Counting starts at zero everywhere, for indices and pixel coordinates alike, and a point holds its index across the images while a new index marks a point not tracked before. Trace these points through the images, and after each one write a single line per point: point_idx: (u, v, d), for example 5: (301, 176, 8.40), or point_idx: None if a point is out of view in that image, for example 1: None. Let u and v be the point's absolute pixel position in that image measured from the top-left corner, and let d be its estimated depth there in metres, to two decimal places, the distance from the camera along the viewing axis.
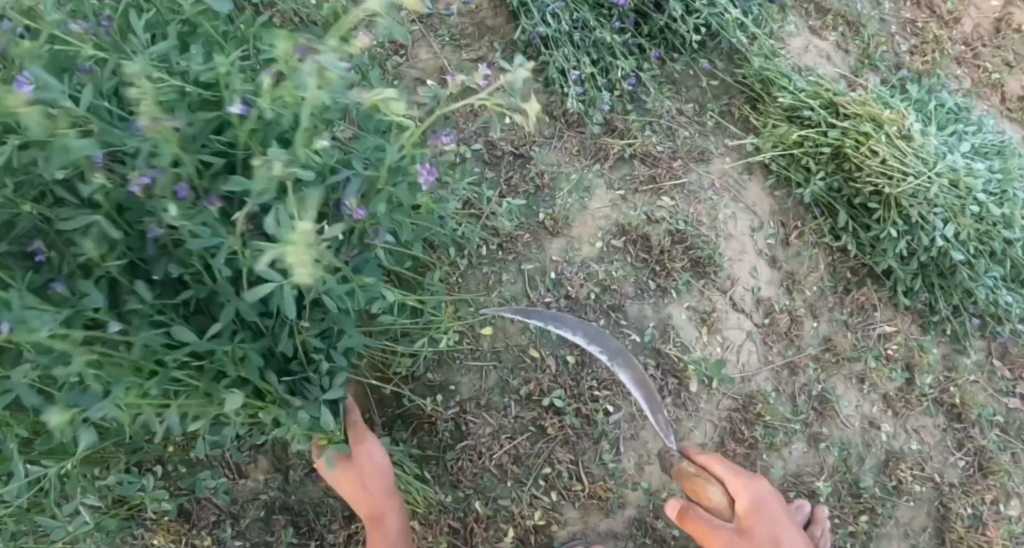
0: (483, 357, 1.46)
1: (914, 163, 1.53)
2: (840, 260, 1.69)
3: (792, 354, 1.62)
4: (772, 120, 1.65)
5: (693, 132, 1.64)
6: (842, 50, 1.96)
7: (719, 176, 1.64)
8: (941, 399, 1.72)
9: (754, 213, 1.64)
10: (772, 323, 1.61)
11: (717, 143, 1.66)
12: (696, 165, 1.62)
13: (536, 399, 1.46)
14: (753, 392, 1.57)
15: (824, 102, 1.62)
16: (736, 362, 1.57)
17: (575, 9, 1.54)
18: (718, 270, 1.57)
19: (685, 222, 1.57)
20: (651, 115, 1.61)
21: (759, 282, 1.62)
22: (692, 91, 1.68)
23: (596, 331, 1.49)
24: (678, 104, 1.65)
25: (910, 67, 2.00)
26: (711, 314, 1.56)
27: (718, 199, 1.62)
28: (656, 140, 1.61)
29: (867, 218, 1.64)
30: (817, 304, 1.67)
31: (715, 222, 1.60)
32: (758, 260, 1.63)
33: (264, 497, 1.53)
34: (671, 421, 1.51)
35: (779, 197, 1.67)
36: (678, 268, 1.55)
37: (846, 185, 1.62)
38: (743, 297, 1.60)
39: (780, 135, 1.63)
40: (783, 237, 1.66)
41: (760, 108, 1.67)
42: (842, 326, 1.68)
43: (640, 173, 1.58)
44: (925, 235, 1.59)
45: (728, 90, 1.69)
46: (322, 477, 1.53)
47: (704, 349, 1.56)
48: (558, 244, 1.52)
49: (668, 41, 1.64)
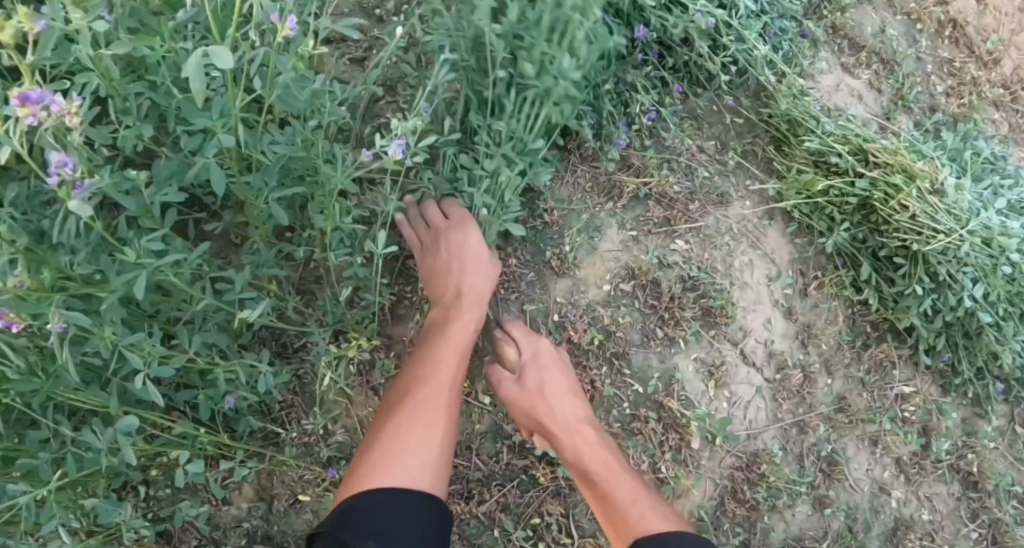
0: (476, 397, 1.38)
1: (945, 220, 1.45)
2: (860, 313, 1.61)
3: (803, 412, 1.54)
4: (797, 165, 1.57)
5: (713, 172, 1.57)
6: (874, 89, 1.86)
7: (738, 222, 1.55)
8: (957, 465, 1.63)
9: (772, 261, 1.56)
10: (783, 379, 1.53)
11: (738, 185, 1.58)
12: (714, 209, 1.54)
13: (528, 447, 1.37)
14: (759, 451, 1.49)
15: (853, 148, 1.54)
16: (743, 419, 1.48)
17: None
18: (729, 322, 1.48)
19: (699, 267, 1.49)
20: (670, 152, 1.54)
21: (773, 335, 1.53)
22: (715, 128, 1.61)
23: (597, 380, 1.41)
24: (700, 141, 1.59)
25: (945, 109, 1.91)
26: (720, 366, 1.46)
27: (735, 245, 1.54)
28: (673, 179, 1.53)
29: (891, 272, 1.56)
30: (833, 359, 1.59)
31: (730, 270, 1.52)
32: (773, 311, 1.55)
33: (245, 525, 1.43)
34: (669, 477, 1.41)
35: (799, 245, 1.59)
36: (688, 316, 1.46)
37: (871, 236, 1.55)
38: (755, 349, 1.51)
39: (803, 183, 1.55)
40: (802, 287, 1.58)
41: (785, 150, 1.59)
42: (858, 385, 1.60)
43: (655, 214, 1.50)
44: (952, 294, 1.51)
45: (752, 128, 1.62)
46: (306, 510, 1.44)
47: (711, 403, 1.46)
48: (563, 284, 1.44)
49: (692, 75, 1.58)
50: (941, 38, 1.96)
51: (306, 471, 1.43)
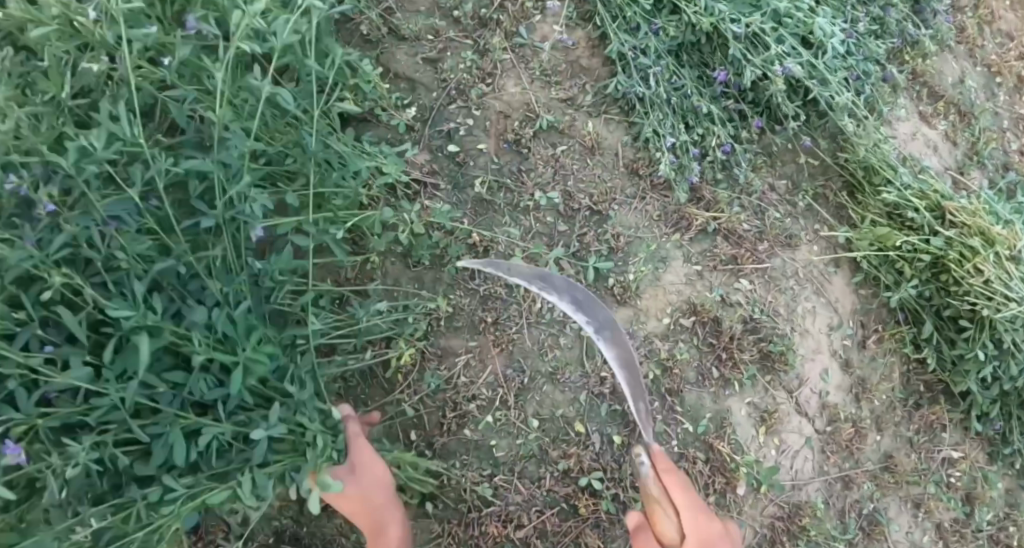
0: (524, 420, 1.34)
1: (1020, 289, 1.42)
2: (916, 371, 1.57)
3: (850, 467, 1.51)
4: (871, 215, 1.52)
5: (784, 213, 1.52)
6: (950, 142, 1.78)
7: (804, 265, 1.51)
8: (998, 536, 1.59)
9: (834, 310, 1.52)
10: (834, 432, 1.50)
11: (808, 229, 1.54)
12: (782, 250, 1.50)
13: (572, 476, 1.34)
14: (802, 502, 1.45)
15: (931, 204, 1.50)
16: (790, 469, 1.45)
17: (675, 74, 1.49)
18: (787, 369, 1.45)
19: (762, 310, 1.45)
20: (742, 190, 1.49)
21: (828, 386, 1.50)
22: (787, 167, 1.56)
23: (649, 415, 1.36)
24: (771, 179, 1.54)
25: (1020, 168, 1.83)
26: (773, 413, 1.43)
27: (800, 290, 1.50)
28: (744, 217, 1.48)
29: (953, 334, 1.52)
30: (884, 417, 1.55)
31: (793, 315, 1.48)
32: (831, 361, 1.51)
33: (275, 524, 1.40)
34: (711, 521, 1.38)
35: (863, 295, 1.55)
36: (746, 359, 1.42)
37: (938, 295, 1.51)
38: (809, 400, 1.48)
39: (877, 234, 1.50)
40: (860, 339, 1.54)
41: (858, 198, 1.55)
42: (906, 445, 1.56)
43: (722, 251, 1.46)
44: (1015, 363, 1.48)
45: (825, 171, 1.57)
46: (338, 515, 1.41)
47: (760, 450, 1.43)
48: (623, 313, 1.40)
49: (771, 111, 1.52)
50: (1020, 94, 1.90)
51: None
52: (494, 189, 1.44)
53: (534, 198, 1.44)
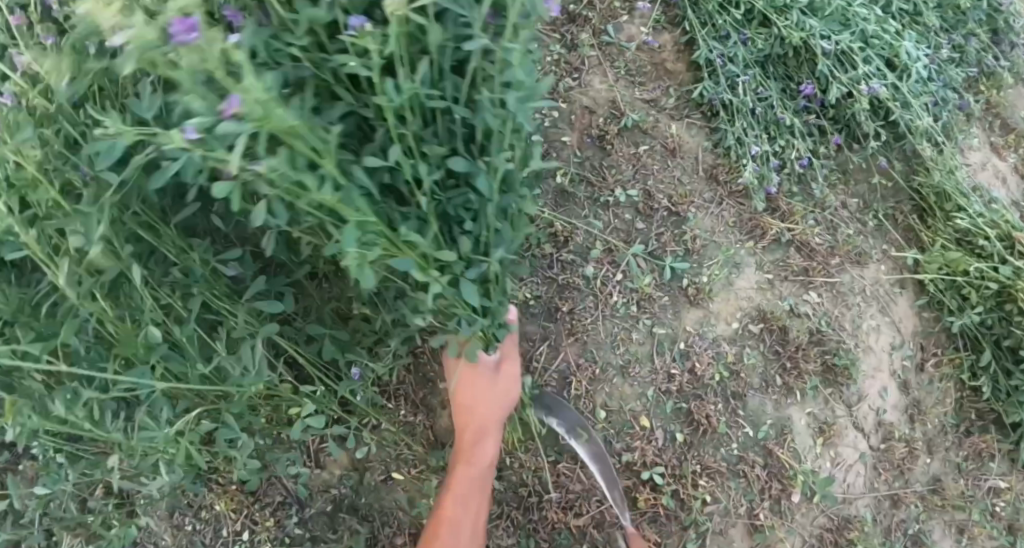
0: (592, 410, 1.37)
1: None
2: (970, 399, 1.55)
3: (898, 486, 1.52)
4: (941, 240, 1.53)
5: (854, 230, 1.54)
6: (1020, 175, 1.79)
7: (871, 284, 1.53)
8: None
9: (897, 330, 1.54)
10: (887, 450, 1.51)
11: (877, 248, 1.56)
12: (852, 267, 1.52)
13: (634, 469, 1.36)
14: (851, 516, 1.47)
15: (1002, 233, 1.50)
16: (843, 481, 1.47)
17: (762, 84, 1.50)
18: (850, 383, 1.46)
19: (828, 323, 1.47)
20: (818, 205, 1.51)
21: (885, 404, 1.51)
22: (860, 186, 1.58)
23: (712, 415, 1.38)
24: (843, 197, 1.56)
25: None
26: (832, 426, 1.45)
27: (866, 307, 1.52)
28: (818, 232, 1.51)
29: (1011, 364, 1.51)
30: (935, 440, 1.55)
31: (858, 331, 1.50)
32: (889, 380, 1.53)
33: (334, 492, 1.43)
34: (765, 526, 1.39)
35: (925, 319, 1.56)
36: (811, 370, 1.44)
37: (999, 323, 1.50)
38: (866, 416, 1.50)
39: (947, 258, 1.51)
40: (919, 361, 1.55)
41: (928, 221, 1.56)
42: (954, 470, 1.55)
43: (795, 262, 1.48)
44: None
45: (896, 193, 1.59)
46: (397, 488, 1.42)
47: (815, 460, 1.45)
48: (694, 315, 1.42)
49: (850, 129, 1.55)
50: None
51: (403, 450, 1.42)
52: (575, 181, 1.46)
53: (615, 194, 1.46)
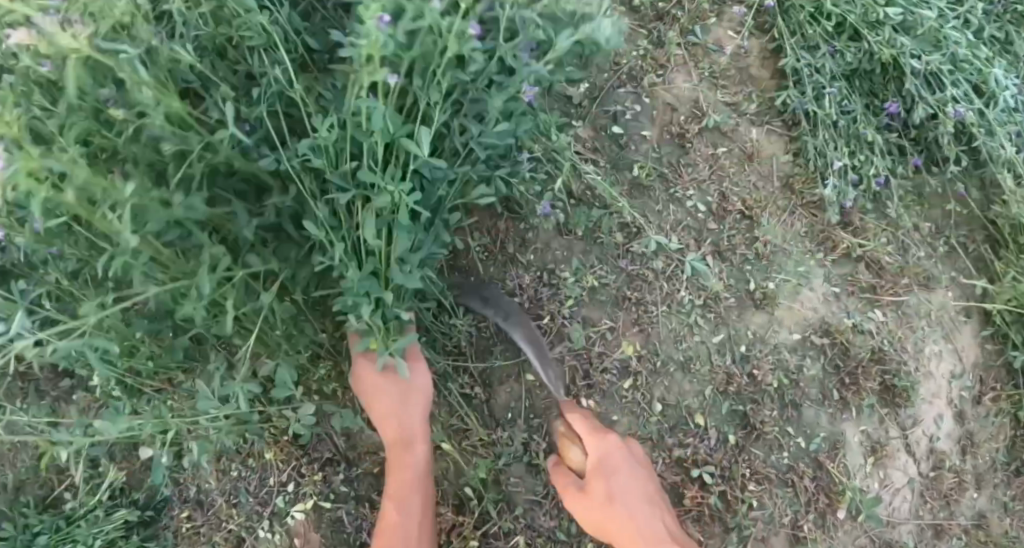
0: (649, 404, 1.41)
1: None
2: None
3: (943, 517, 1.49)
4: (1014, 270, 1.47)
5: (924, 254, 1.52)
6: None
7: (937, 309, 1.51)
8: None
9: (958, 359, 1.51)
10: (936, 478, 1.49)
11: (946, 274, 1.53)
12: (919, 289, 1.50)
13: (685, 465, 1.40)
14: (892, 540, 1.46)
15: None
16: (888, 504, 1.46)
17: (846, 97, 1.46)
18: (907, 404, 1.46)
19: (891, 343, 1.46)
20: (892, 223, 1.49)
21: (939, 432, 1.50)
22: (933, 211, 1.55)
23: (766, 421, 1.41)
24: (916, 219, 1.53)
25: None
26: (883, 446, 1.46)
27: (929, 331, 1.50)
28: (889, 251, 1.49)
29: None
30: (985, 476, 1.51)
31: (919, 355, 1.49)
32: (946, 409, 1.50)
33: (381, 455, 1.46)
34: (808, 538, 1.41)
35: (988, 351, 1.52)
36: (868, 388, 1.44)
37: None
38: (918, 441, 1.48)
39: (1017, 292, 1.45)
40: (977, 394, 1.52)
41: (1000, 251, 1.52)
42: (1002, 509, 1.51)
43: (863, 278, 1.48)
44: None
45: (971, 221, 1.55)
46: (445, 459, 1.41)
47: (864, 479, 1.46)
48: (758, 318, 1.45)
49: (930, 152, 1.53)
50: None
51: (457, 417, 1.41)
52: (652, 175, 1.46)
53: (689, 198, 1.46)
